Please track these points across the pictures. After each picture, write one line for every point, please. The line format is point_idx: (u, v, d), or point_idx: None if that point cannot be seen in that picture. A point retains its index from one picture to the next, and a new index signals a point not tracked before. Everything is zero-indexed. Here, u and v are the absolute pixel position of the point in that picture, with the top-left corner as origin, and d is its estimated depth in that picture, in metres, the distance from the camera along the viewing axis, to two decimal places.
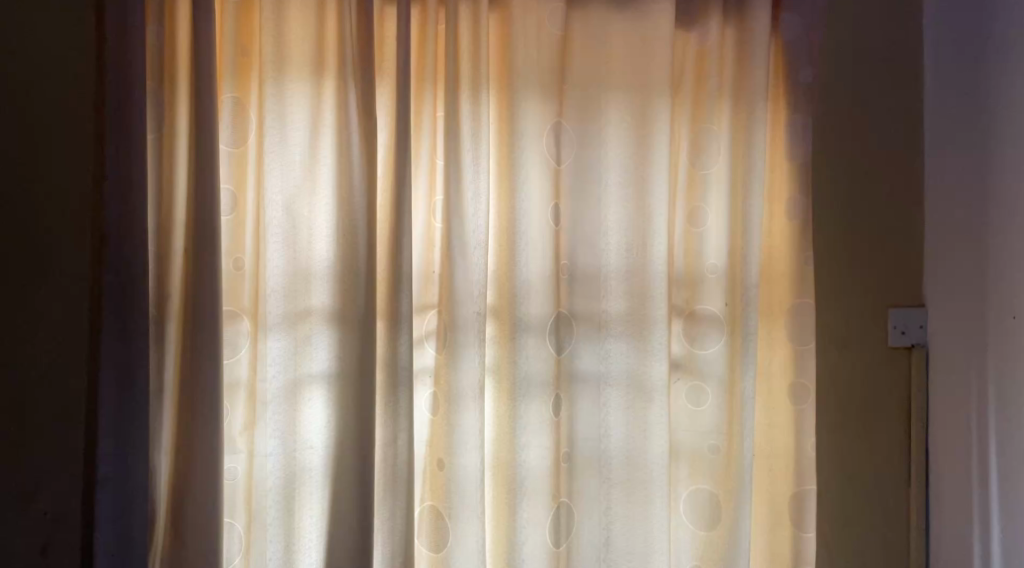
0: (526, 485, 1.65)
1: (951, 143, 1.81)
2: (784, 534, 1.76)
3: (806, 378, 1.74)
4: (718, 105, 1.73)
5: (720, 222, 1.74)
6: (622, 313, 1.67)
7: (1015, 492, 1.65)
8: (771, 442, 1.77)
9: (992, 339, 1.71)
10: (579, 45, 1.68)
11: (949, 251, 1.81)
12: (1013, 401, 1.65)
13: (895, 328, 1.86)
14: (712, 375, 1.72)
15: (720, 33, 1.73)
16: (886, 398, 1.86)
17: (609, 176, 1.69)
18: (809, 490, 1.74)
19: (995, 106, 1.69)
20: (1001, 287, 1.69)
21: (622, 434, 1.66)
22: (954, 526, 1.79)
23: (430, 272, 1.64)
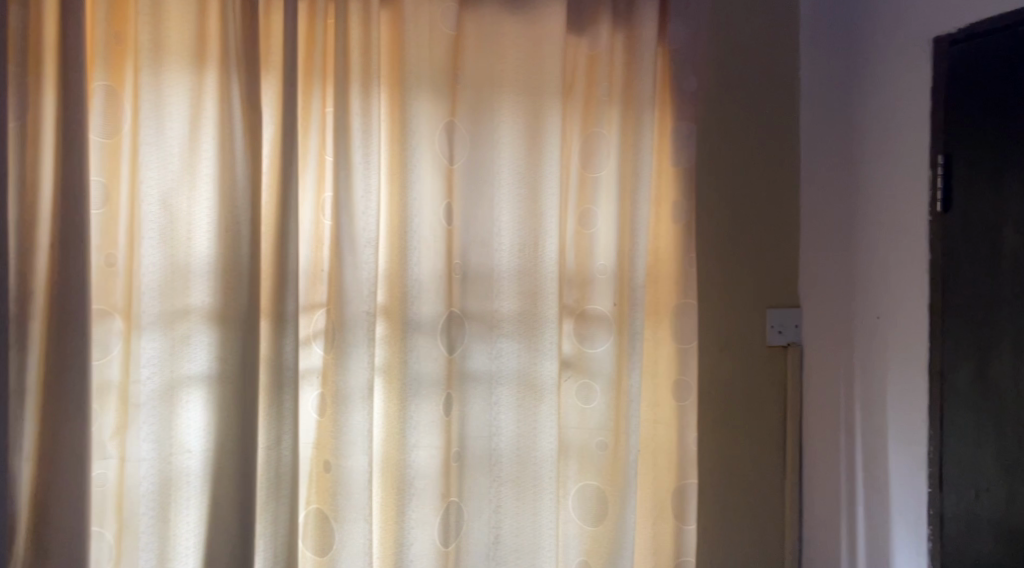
0: (415, 484, 1.63)
1: (824, 153, 1.92)
2: (666, 526, 1.82)
3: (688, 375, 1.82)
4: (609, 110, 1.77)
5: (609, 224, 1.78)
6: (513, 313, 1.69)
7: (877, 481, 1.77)
8: (655, 439, 1.84)
9: (859, 337, 1.82)
10: (472, 45, 1.68)
11: (822, 255, 1.93)
12: (876, 396, 1.77)
13: (773, 327, 1.96)
14: (601, 374, 1.76)
15: (611, 40, 1.77)
16: (765, 394, 1.97)
17: (502, 176, 1.70)
18: (690, 483, 1.81)
19: (864, 119, 1.80)
20: (866, 289, 1.80)
21: (512, 433, 1.68)
22: (825, 512, 1.92)
23: (318, 270, 1.60)
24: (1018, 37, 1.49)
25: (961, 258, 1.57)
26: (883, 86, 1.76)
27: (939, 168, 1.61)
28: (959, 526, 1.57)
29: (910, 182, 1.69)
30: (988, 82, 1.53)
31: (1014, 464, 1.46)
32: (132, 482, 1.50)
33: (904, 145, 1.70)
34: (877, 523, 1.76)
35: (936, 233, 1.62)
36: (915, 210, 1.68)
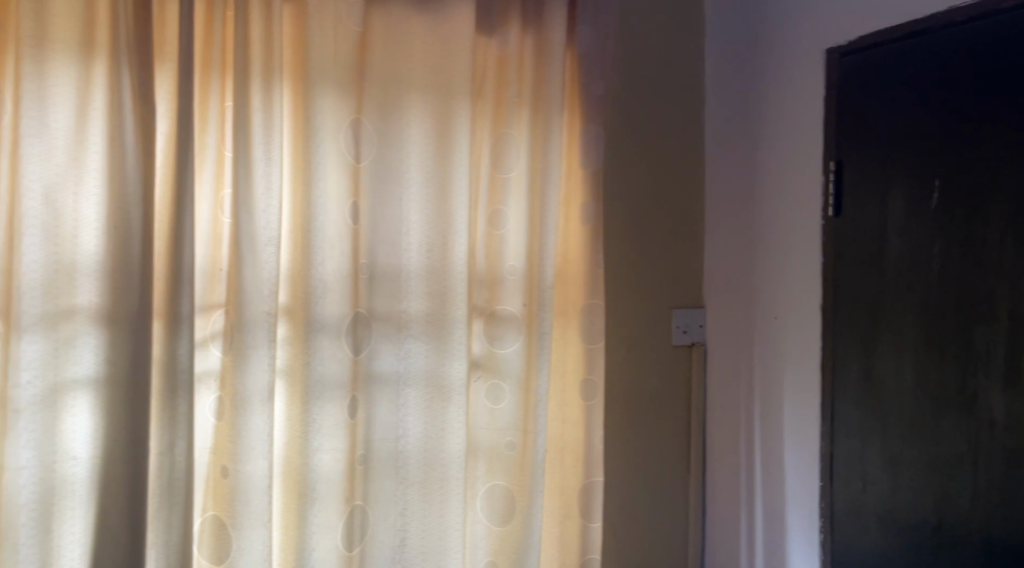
0: (317, 488, 1.60)
1: (728, 158, 1.99)
2: (573, 524, 1.85)
3: (595, 375, 1.85)
4: (518, 111, 1.78)
5: (519, 225, 1.79)
6: (422, 313, 1.68)
7: (774, 475, 1.84)
8: (563, 438, 1.86)
9: (758, 337, 1.89)
10: (378, 42, 1.66)
11: (724, 257, 2.00)
12: (773, 393, 1.84)
13: (678, 327, 2.02)
14: (509, 374, 1.77)
15: (520, 42, 1.78)
16: (670, 393, 2.02)
17: (411, 176, 1.69)
18: (596, 481, 1.85)
19: (764, 127, 1.87)
20: (766, 291, 1.87)
21: (419, 434, 1.67)
22: (725, 507, 1.98)
23: (217, 270, 1.56)
24: (895, 52, 1.57)
25: (850, 260, 1.64)
26: (781, 95, 1.83)
27: (831, 175, 1.68)
28: (849, 517, 1.63)
29: (804, 188, 1.76)
30: (875, 92, 1.59)
31: (896, 458, 1.53)
32: (11, 489, 1.41)
33: (798, 152, 1.78)
34: (773, 516, 1.84)
35: (828, 236, 1.69)
36: (808, 215, 1.75)
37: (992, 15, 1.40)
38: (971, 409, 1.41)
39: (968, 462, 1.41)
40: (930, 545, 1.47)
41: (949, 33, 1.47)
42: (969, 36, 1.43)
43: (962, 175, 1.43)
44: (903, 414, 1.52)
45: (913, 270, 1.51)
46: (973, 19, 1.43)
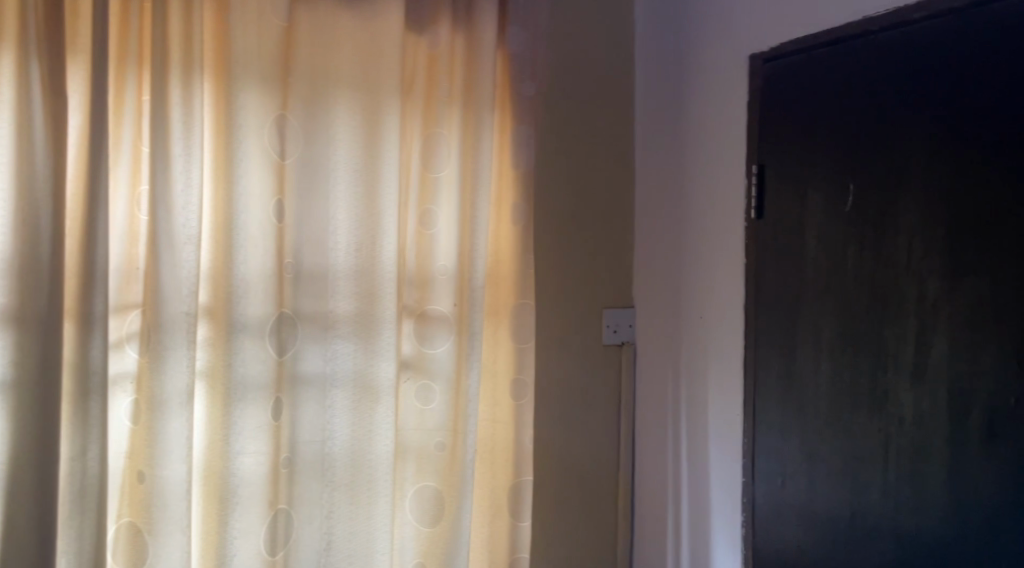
0: (239, 492, 1.57)
1: (656, 161, 2.02)
2: (502, 524, 1.86)
3: (525, 374, 1.87)
4: (449, 111, 1.77)
5: (449, 225, 1.79)
6: (350, 314, 1.65)
7: (699, 471, 1.88)
8: (493, 437, 1.86)
9: (685, 336, 1.93)
10: (304, 37, 1.63)
11: (652, 258, 2.04)
12: (699, 391, 1.88)
13: (609, 327, 2.05)
14: (440, 374, 1.76)
15: (451, 41, 1.78)
16: (600, 391, 2.05)
17: (339, 174, 1.66)
18: (526, 480, 1.86)
19: (690, 131, 1.91)
20: (691, 291, 1.91)
21: (346, 436, 1.65)
22: (653, 503, 2.02)
23: (133, 269, 1.51)
24: (809, 61, 1.62)
25: (772, 261, 1.68)
26: (706, 100, 1.87)
27: (753, 177, 1.72)
28: (770, 513, 1.67)
29: (727, 190, 1.81)
30: (792, 99, 1.65)
31: (814, 454, 1.58)
32: None
33: (722, 156, 1.82)
34: (699, 511, 1.87)
35: (750, 237, 1.73)
36: (731, 217, 1.79)
37: (904, 26, 1.44)
38: (883, 408, 1.46)
39: (880, 457, 1.46)
40: (845, 538, 1.52)
41: (861, 42, 1.52)
42: (881, 46, 1.48)
43: (875, 180, 1.48)
44: (821, 411, 1.57)
45: (830, 272, 1.56)
46: (886, 29, 1.47)
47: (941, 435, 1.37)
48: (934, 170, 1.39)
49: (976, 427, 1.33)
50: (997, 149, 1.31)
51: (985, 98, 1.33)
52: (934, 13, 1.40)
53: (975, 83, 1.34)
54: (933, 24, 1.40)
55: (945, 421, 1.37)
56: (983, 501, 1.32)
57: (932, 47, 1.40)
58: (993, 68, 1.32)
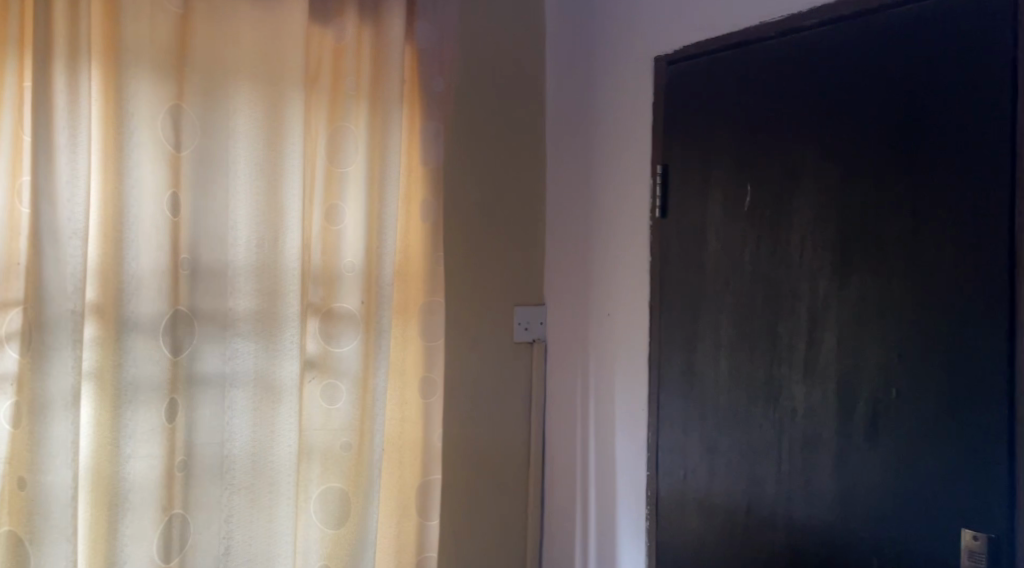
0: (130, 498, 1.51)
1: (567, 159, 2.04)
2: (409, 523, 1.85)
3: (434, 372, 1.87)
4: (355, 105, 1.74)
5: (356, 221, 1.76)
6: (251, 313, 1.61)
7: (606, 467, 1.90)
8: (401, 437, 1.84)
9: (594, 333, 1.95)
10: (201, 26, 1.58)
11: (562, 255, 2.06)
12: (606, 387, 1.91)
13: (520, 324, 2.06)
14: (346, 374, 1.73)
15: (357, 34, 1.75)
16: (510, 389, 2.06)
17: (239, 169, 1.61)
18: (434, 480, 1.87)
19: (599, 130, 1.94)
20: (600, 288, 1.94)
21: (246, 438, 1.61)
22: (562, 499, 2.04)
23: (13, 264, 1.43)
24: (710, 63, 1.66)
25: (675, 259, 1.71)
26: (614, 100, 1.90)
27: (658, 177, 1.75)
28: (673, 506, 1.71)
29: (634, 189, 1.83)
30: (694, 100, 1.69)
31: (714, 446, 1.63)
32: None
33: (629, 155, 1.85)
34: (605, 506, 1.90)
35: (655, 235, 1.77)
36: (638, 215, 1.82)
37: (799, 32, 1.50)
38: (777, 399, 1.51)
39: (775, 448, 1.52)
40: (742, 528, 1.57)
41: (759, 46, 1.57)
42: (777, 50, 1.53)
43: (771, 180, 1.53)
44: (720, 405, 1.61)
45: (729, 269, 1.60)
46: (783, 35, 1.53)
47: (830, 426, 1.43)
48: (825, 171, 1.45)
49: (861, 418, 1.39)
50: (882, 150, 1.38)
51: (872, 102, 1.39)
52: (826, 20, 1.45)
53: (863, 88, 1.40)
54: (825, 31, 1.46)
55: (833, 411, 1.43)
56: (866, 489, 1.38)
57: (824, 52, 1.46)
58: (879, 74, 1.38)
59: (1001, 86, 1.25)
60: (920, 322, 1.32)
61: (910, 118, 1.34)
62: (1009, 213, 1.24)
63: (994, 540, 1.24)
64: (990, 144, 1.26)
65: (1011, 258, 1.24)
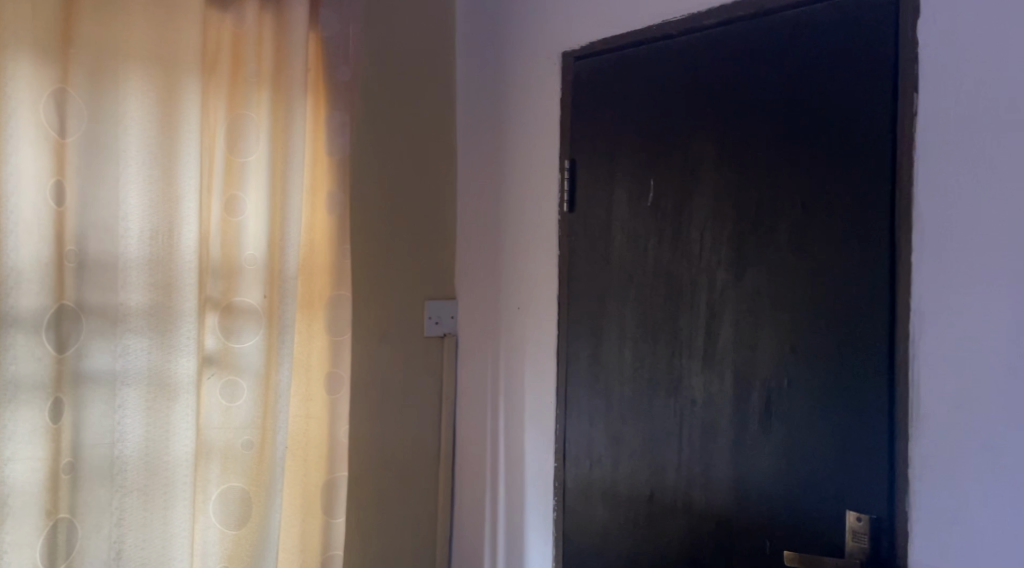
0: (9, 502, 1.43)
1: (477, 153, 2.04)
2: (315, 522, 1.81)
3: (342, 368, 1.83)
4: (257, 94, 1.69)
5: (258, 213, 1.71)
6: (143, 307, 1.55)
7: (515, 460, 1.91)
8: (305, 434, 1.80)
9: (504, 326, 1.96)
10: (89, 6, 1.50)
11: (474, 249, 2.05)
12: (516, 380, 1.92)
13: (431, 318, 2.05)
14: (247, 370, 1.68)
15: (258, 20, 1.70)
16: (421, 384, 2.04)
17: (131, 156, 1.54)
18: (340, 476, 1.83)
19: (509, 124, 1.94)
20: (510, 282, 1.94)
21: (139, 437, 1.54)
22: (472, 494, 2.04)
23: None
24: (616, 60, 1.68)
25: (582, 254, 1.73)
26: (523, 94, 1.91)
27: (566, 172, 1.77)
28: (580, 497, 1.73)
29: (543, 183, 1.84)
30: (602, 98, 1.70)
31: (618, 437, 1.65)
32: None
33: (538, 149, 1.86)
34: (514, 499, 1.91)
35: (563, 230, 1.78)
36: (547, 209, 1.83)
37: (700, 31, 1.54)
38: (678, 390, 1.55)
39: (675, 438, 1.56)
40: (645, 516, 1.60)
41: (663, 45, 1.60)
42: (679, 49, 1.57)
43: (672, 176, 1.57)
44: (624, 397, 1.64)
45: (633, 263, 1.63)
46: (684, 33, 1.56)
47: (726, 416, 1.48)
48: (723, 167, 1.49)
49: (755, 407, 1.44)
50: (775, 149, 1.42)
51: (767, 101, 1.44)
52: (725, 20, 1.49)
53: (759, 87, 1.45)
54: (724, 30, 1.50)
55: (731, 401, 1.47)
56: (760, 476, 1.43)
57: (723, 52, 1.50)
58: (774, 74, 1.43)
59: (883, 87, 1.31)
60: (810, 315, 1.37)
61: (801, 118, 1.39)
62: (889, 208, 1.30)
63: (875, 522, 1.30)
64: (872, 142, 1.31)
65: (891, 252, 1.30)
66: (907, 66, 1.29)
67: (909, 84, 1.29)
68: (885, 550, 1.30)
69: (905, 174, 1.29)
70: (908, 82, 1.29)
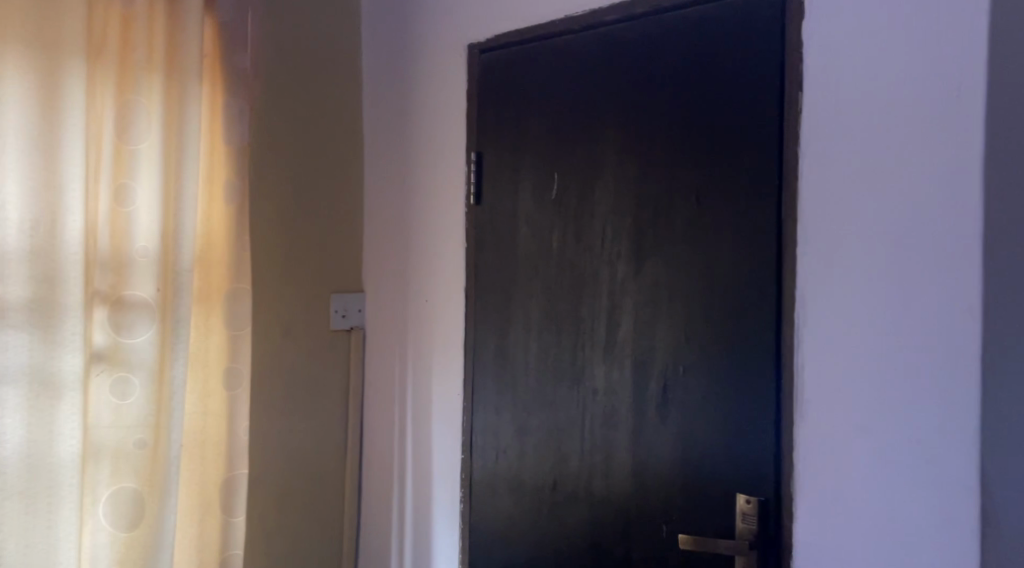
0: None
1: (384, 144, 2.01)
2: (213, 521, 1.77)
3: (239, 363, 1.79)
4: (147, 79, 1.63)
5: (150, 203, 1.64)
6: (24, 302, 1.48)
7: (422, 454, 1.90)
8: (203, 432, 1.75)
9: (413, 320, 1.94)
10: None
11: (382, 242, 2.02)
12: (423, 374, 1.90)
13: (337, 312, 2.01)
14: (140, 366, 1.61)
15: (149, 3, 1.63)
16: (327, 380, 2.01)
17: (8, 144, 1.47)
18: (239, 475, 1.80)
19: (416, 116, 1.93)
20: (418, 275, 1.93)
21: (20, 438, 1.48)
22: (379, 489, 2.01)
23: None
24: (521, 53, 1.69)
25: (489, 246, 1.73)
26: (430, 86, 1.89)
27: (472, 165, 1.76)
28: (486, 488, 1.73)
29: (449, 175, 1.84)
30: (508, 91, 1.71)
31: (523, 427, 1.67)
32: None
33: (444, 141, 1.85)
34: (421, 493, 1.90)
35: (470, 222, 1.78)
36: (453, 200, 1.83)
37: (601, 27, 1.56)
38: (581, 380, 1.57)
39: (578, 426, 1.58)
40: (549, 505, 1.62)
41: (566, 40, 1.61)
42: (582, 45, 1.58)
43: (575, 169, 1.58)
44: (529, 388, 1.66)
45: (538, 255, 1.64)
46: (586, 29, 1.58)
47: (626, 404, 1.51)
48: (624, 161, 1.52)
49: (653, 395, 1.47)
50: (671, 142, 1.46)
51: (665, 97, 1.47)
52: (625, 17, 1.52)
53: (657, 84, 1.48)
54: (624, 27, 1.52)
55: (630, 389, 1.50)
56: (659, 462, 1.46)
57: (624, 48, 1.52)
58: (671, 71, 1.46)
59: (770, 85, 1.35)
60: (707, 304, 1.41)
61: (695, 113, 1.43)
62: (776, 202, 1.35)
63: (763, 503, 1.35)
64: (761, 138, 1.36)
65: (778, 244, 1.34)
66: (792, 65, 1.34)
67: (794, 83, 1.34)
68: (772, 530, 1.35)
69: (791, 169, 1.33)
70: (793, 81, 1.34)
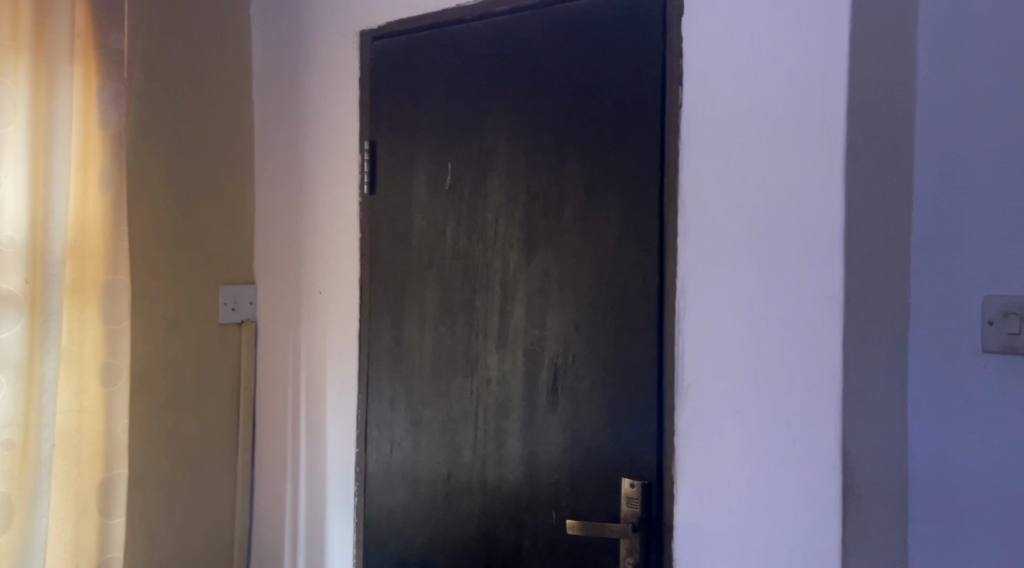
0: None
1: (274, 132, 1.96)
2: (88, 522, 1.69)
3: (119, 360, 1.72)
4: (13, 59, 1.54)
5: (16, 190, 1.55)
6: None
7: (315, 447, 1.86)
8: (77, 430, 1.67)
9: (306, 312, 1.90)
10: None
11: (273, 231, 1.97)
12: (316, 367, 1.87)
13: (226, 304, 1.95)
14: (6, 363, 1.53)
15: None
16: (215, 375, 1.94)
17: None
18: (118, 474, 1.74)
19: (308, 103, 1.88)
20: (311, 266, 1.88)
21: None
22: (272, 484, 1.96)
23: None
24: (414, 41, 1.67)
25: (383, 235, 1.71)
26: (320, 73, 1.86)
27: (365, 153, 1.74)
28: (380, 480, 1.72)
29: (341, 163, 1.81)
30: (400, 80, 1.69)
31: (418, 418, 1.66)
32: None
33: (335, 130, 1.82)
34: (315, 486, 1.86)
35: (364, 211, 1.75)
36: (345, 190, 1.80)
37: (491, 17, 1.56)
38: (474, 368, 1.58)
39: (472, 415, 1.58)
40: (443, 494, 1.62)
41: (458, 29, 1.60)
42: (473, 34, 1.58)
43: (468, 157, 1.58)
44: (423, 378, 1.65)
45: (431, 244, 1.63)
46: (477, 19, 1.58)
47: (517, 392, 1.52)
48: (515, 150, 1.53)
49: (545, 382, 1.49)
50: (560, 133, 1.48)
51: (553, 89, 1.48)
52: (515, 8, 1.53)
53: (545, 76, 1.49)
54: (514, 18, 1.53)
55: (522, 378, 1.52)
56: (550, 449, 1.48)
57: (514, 39, 1.53)
58: (560, 63, 1.48)
59: (650, 81, 1.39)
60: (595, 291, 1.44)
61: (583, 105, 1.45)
62: (659, 193, 1.38)
63: (648, 486, 1.38)
64: (644, 132, 1.39)
65: (660, 233, 1.38)
66: (672, 62, 1.37)
67: (674, 79, 1.37)
68: (655, 512, 1.38)
69: (672, 161, 1.37)
70: (674, 77, 1.37)
